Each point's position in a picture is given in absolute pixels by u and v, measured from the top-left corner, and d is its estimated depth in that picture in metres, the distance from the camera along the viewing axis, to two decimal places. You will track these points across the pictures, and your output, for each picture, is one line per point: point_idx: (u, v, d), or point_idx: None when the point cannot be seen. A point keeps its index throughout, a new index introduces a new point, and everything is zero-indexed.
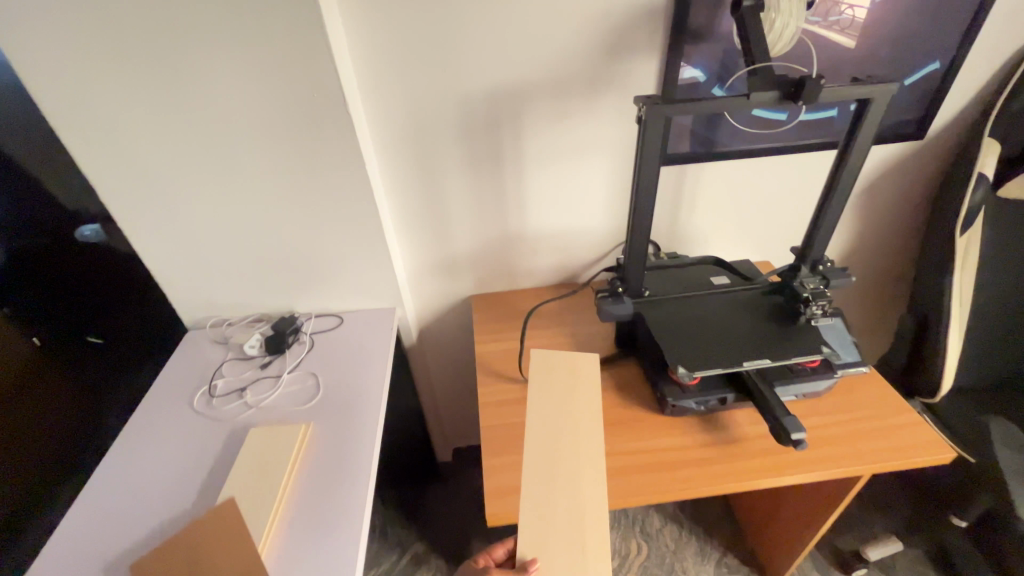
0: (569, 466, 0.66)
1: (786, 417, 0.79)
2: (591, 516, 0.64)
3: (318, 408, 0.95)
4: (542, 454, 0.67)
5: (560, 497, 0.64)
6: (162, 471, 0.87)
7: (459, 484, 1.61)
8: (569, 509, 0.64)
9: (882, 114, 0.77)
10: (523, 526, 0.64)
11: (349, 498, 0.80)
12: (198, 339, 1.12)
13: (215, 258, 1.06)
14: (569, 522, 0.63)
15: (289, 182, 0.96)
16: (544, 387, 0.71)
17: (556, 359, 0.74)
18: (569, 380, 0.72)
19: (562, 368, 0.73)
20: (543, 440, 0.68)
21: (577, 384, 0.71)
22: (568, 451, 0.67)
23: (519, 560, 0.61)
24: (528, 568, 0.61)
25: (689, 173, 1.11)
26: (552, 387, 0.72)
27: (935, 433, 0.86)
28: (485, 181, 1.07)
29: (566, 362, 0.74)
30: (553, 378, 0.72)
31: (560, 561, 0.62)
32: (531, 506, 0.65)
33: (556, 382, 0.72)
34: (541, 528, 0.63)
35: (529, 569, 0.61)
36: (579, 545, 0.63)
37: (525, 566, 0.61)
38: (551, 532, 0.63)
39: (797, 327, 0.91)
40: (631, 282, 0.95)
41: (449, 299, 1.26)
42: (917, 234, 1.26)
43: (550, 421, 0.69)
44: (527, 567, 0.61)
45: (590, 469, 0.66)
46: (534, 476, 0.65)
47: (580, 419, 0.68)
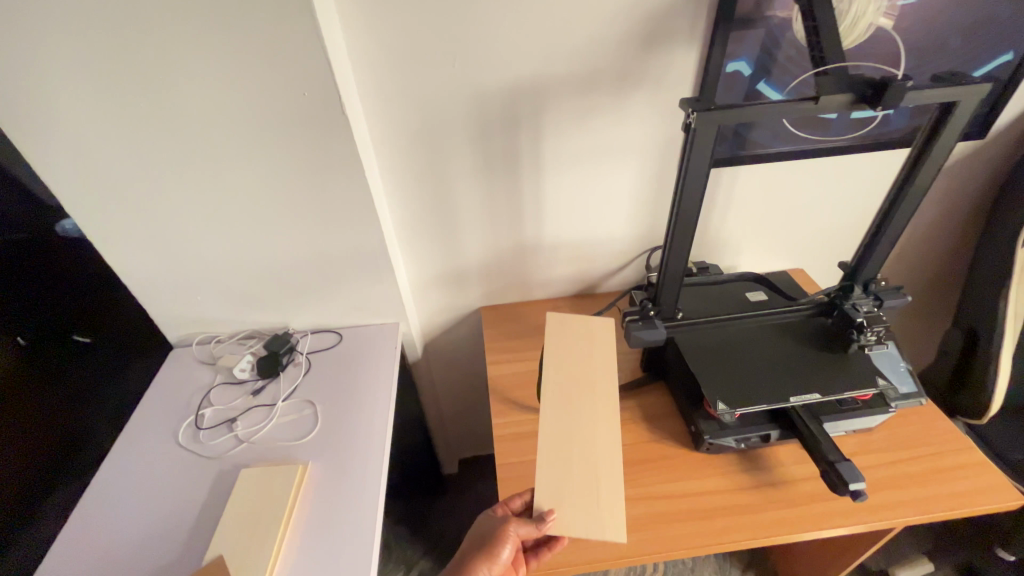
0: (585, 426, 0.72)
1: (841, 463, 0.70)
2: (604, 474, 0.68)
3: (317, 443, 0.86)
4: (560, 417, 0.72)
5: (574, 451, 0.70)
6: (144, 516, 0.78)
7: (465, 497, 1.54)
8: (584, 465, 0.69)
9: (968, 116, 0.67)
10: (542, 482, 0.68)
11: (354, 552, 0.72)
12: (183, 359, 1.03)
13: (201, 274, 0.96)
14: (584, 480, 0.68)
15: (280, 192, 0.86)
16: (560, 351, 0.78)
17: (572, 328, 0.81)
18: (585, 349, 0.78)
19: (579, 335, 0.80)
20: (560, 400, 0.74)
21: (591, 346, 0.79)
22: (583, 414, 0.73)
23: (537, 511, 0.66)
24: (544, 520, 0.65)
25: (723, 178, 1.00)
26: (568, 353, 0.78)
27: (1000, 476, 0.77)
28: (499, 188, 0.96)
29: (581, 328, 0.81)
30: (569, 337, 0.79)
31: (576, 514, 0.66)
32: (549, 465, 0.69)
33: (572, 350, 0.79)
34: (558, 484, 0.68)
35: (546, 520, 0.65)
36: (594, 500, 0.67)
37: (542, 516, 0.65)
38: (568, 489, 0.68)
39: (848, 356, 0.82)
40: (663, 303, 0.85)
41: (457, 312, 1.17)
42: (965, 241, 1.16)
43: (565, 375, 0.76)
44: (544, 518, 0.65)
45: (603, 428, 0.71)
46: (552, 437, 0.71)
47: (596, 376, 0.75)
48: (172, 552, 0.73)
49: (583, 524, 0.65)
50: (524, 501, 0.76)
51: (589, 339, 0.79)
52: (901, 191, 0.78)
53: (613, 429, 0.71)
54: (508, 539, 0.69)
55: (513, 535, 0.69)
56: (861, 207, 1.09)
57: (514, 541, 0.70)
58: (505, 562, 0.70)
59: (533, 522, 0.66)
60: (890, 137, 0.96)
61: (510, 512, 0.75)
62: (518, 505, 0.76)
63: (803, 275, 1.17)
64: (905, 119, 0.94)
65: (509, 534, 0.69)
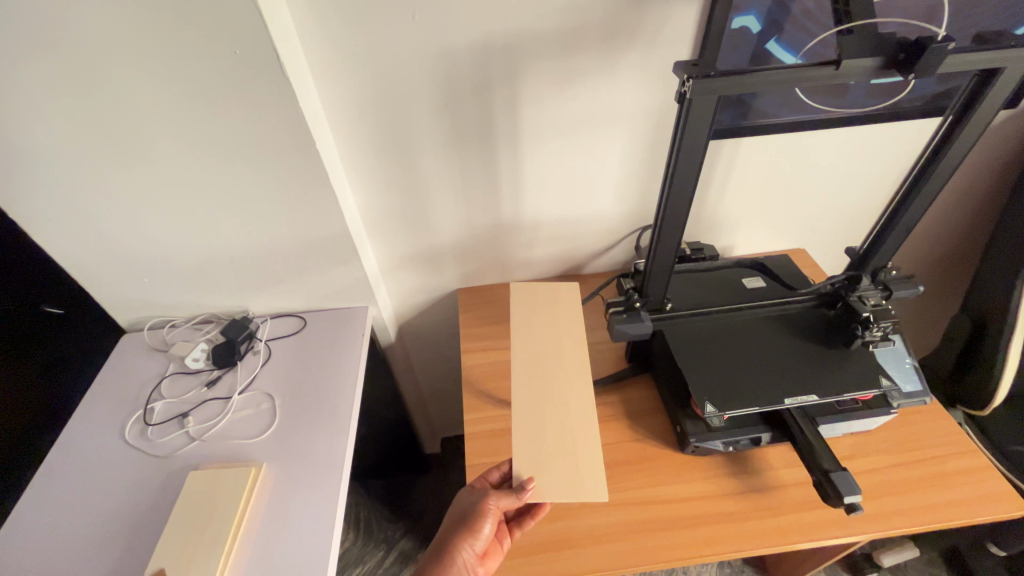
0: (557, 392, 0.66)
1: (838, 473, 0.64)
2: (582, 435, 0.63)
3: (274, 440, 0.80)
4: (532, 386, 0.66)
5: (550, 420, 0.64)
6: (82, 524, 0.71)
7: (447, 475, 1.51)
8: (560, 428, 0.63)
9: (1013, 82, 0.57)
10: (519, 450, 0.62)
11: (308, 563, 0.67)
12: (132, 346, 0.95)
13: (142, 257, 0.86)
14: (561, 445, 0.62)
15: (220, 168, 0.75)
16: (527, 322, 0.72)
17: (538, 298, 0.75)
18: (552, 316, 0.73)
19: (545, 303, 0.75)
20: (530, 370, 0.67)
21: (557, 316, 0.73)
22: (555, 383, 0.67)
23: (517, 481, 0.60)
24: (524, 488, 0.59)
25: (724, 151, 0.90)
26: (536, 322, 0.72)
27: (1002, 482, 0.72)
28: (473, 163, 0.87)
29: (548, 298, 0.75)
30: (534, 308, 0.74)
31: (557, 479, 0.60)
32: (524, 431, 0.63)
33: (538, 322, 0.72)
34: (535, 451, 0.62)
35: (526, 488, 0.59)
36: (573, 463, 0.61)
37: (521, 485, 0.59)
38: (546, 456, 0.61)
39: (850, 354, 0.75)
40: (651, 293, 0.77)
41: (432, 293, 1.09)
42: (979, 219, 1.08)
43: (533, 345, 0.70)
44: (525, 487, 0.59)
45: (575, 391, 0.66)
46: (524, 407, 0.65)
47: (566, 345, 0.70)
48: (114, 559, 0.68)
49: (564, 489, 0.59)
50: (501, 474, 0.72)
51: (555, 308, 0.74)
52: (924, 171, 0.69)
53: (586, 390, 0.66)
54: (489, 514, 0.64)
55: (493, 508, 0.64)
56: (872, 184, 0.99)
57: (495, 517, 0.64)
58: (488, 538, 0.65)
59: (512, 492, 0.61)
60: (914, 104, 0.86)
61: (488, 486, 0.71)
62: (496, 479, 0.72)
63: (805, 256, 1.09)
64: (930, 85, 0.83)
65: (488, 508, 0.64)
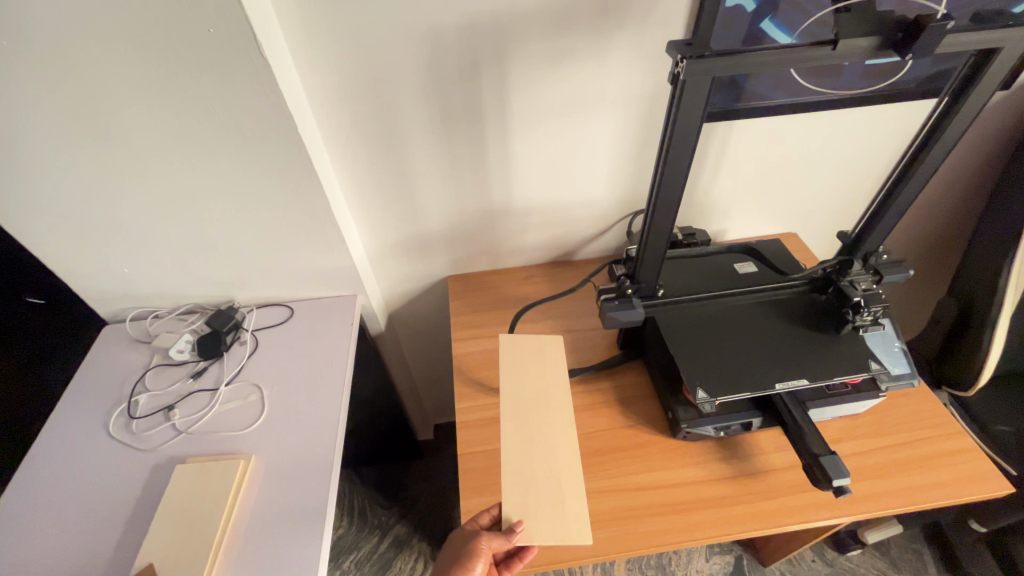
0: (542, 434, 0.66)
1: (826, 457, 0.64)
2: (567, 480, 0.63)
3: (263, 432, 0.79)
4: (518, 427, 0.66)
5: (537, 469, 0.64)
6: (66, 520, 0.70)
7: (440, 462, 1.51)
8: (546, 470, 0.64)
9: (1010, 63, 0.56)
10: (507, 489, 0.62)
11: (299, 556, 0.66)
12: (114, 337, 0.93)
13: (120, 247, 0.83)
14: (547, 486, 0.63)
15: (197, 154, 0.72)
16: (513, 369, 0.71)
17: (522, 344, 0.74)
18: (537, 363, 0.72)
19: (531, 351, 0.73)
20: (517, 411, 0.67)
21: (544, 366, 0.72)
22: (542, 430, 0.66)
23: (507, 523, 0.60)
24: (514, 531, 0.59)
25: (717, 134, 0.89)
26: (521, 367, 0.72)
27: (987, 462, 0.74)
28: (462, 147, 0.85)
29: (534, 346, 0.74)
30: (520, 355, 0.73)
31: (544, 523, 0.60)
32: (511, 474, 0.63)
33: (524, 371, 0.71)
34: (522, 491, 0.62)
35: (516, 531, 0.59)
36: (559, 507, 0.61)
37: (511, 528, 0.60)
38: (533, 496, 0.62)
39: (840, 338, 0.76)
40: (643, 280, 0.77)
41: (423, 281, 1.08)
42: (968, 202, 1.09)
43: (520, 392, 0.69)
44: (514, 530, 0.59)
45: (561, 432, 0.66)
46: (511, 450, 0.64)
47: (551, 393, 0.69)
48: (101, 555, 0.67)
49: (552, 533, 0.59)
50: (493, 516, 0.68)
51: (542, 357, 0.73)
52: (918, 153, 0.68)
53: (572, 436, 0.66)
54: (480, 557, 0.62)
55: (484, 551, 0.62)
56: (865, 167, 0.99)
57: (487, 556, 0.63)
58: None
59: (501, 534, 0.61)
60: (907, 86, 0.84)
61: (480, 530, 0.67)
62: (487, 522, 0.68)
63: (796, 240, 1.09)
64: (925, 67, 0.82)
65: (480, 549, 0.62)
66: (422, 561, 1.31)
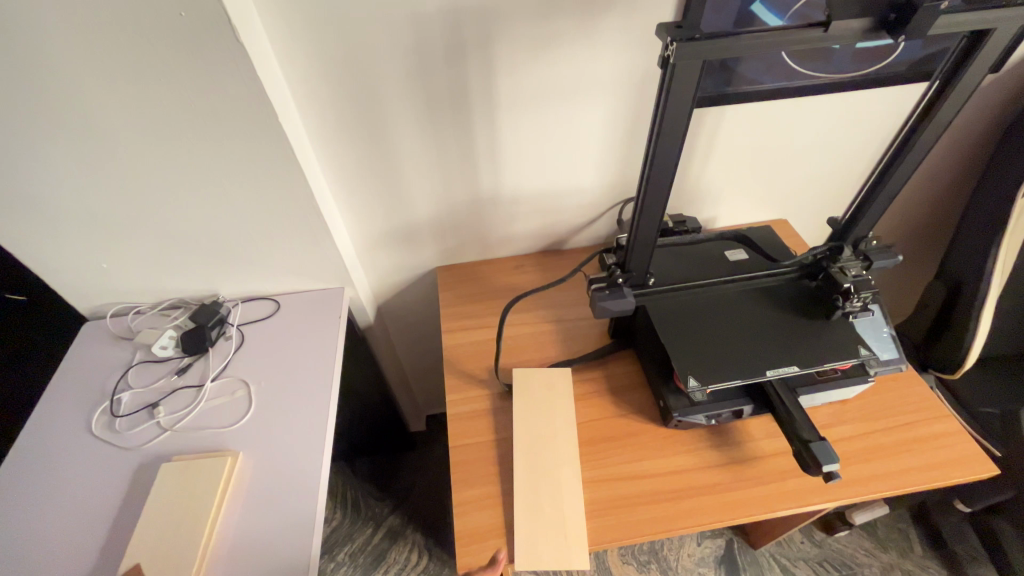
0: (550, 462, 0.74)
1: (816, 442, 0.64)
2: (571, 504, 0.70)
3: (250, 428, 0.78)
4: (529, 462, 0.74)
5: (544, 496, 0.71)
6: (49, 521, 0.69)
7: (433, 452, 1.51)
8: (552, 495, 0.71)
9: (1001, 45, 0.56)
10: (517, 511, 0.70)
11: (290, 552, 0.66)
12: (95, 334, 0.91)
13: (95, 241, 0.81)
14: (552, 507, 0.70)
15: (172, 145, 0.70)
16: (525, 403, 0.81)
17: (534, 378, 0.84)
18: (547, 397, 0.81)
19: (541, 386, 0.83)
20: (526, 438, 0.77)
21: (552, 398, 0.81)
22: (548, 459, 0.75)
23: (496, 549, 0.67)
24: (497, 560, 0.67)
25: (708, 119, 0.87)
26: (531, 399, 0.81)
27: (974, 444, 0.75)
28: (448, 135, 0.83)
29: (544, 380, 0.84)
30: (531, 389, 0.82)
31: (548, 544, 0.67)
32: (521, 495, 0.71)
33: (536, 403, 0.81)
34: (530, 512, 0.70)
35: (501, 559, 0.67)
36: (562, 529, 0.68)
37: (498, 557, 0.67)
38: (540, 519, 0.69)
39: (830, 324, 0.76)
40: (634, 269, 0.76)
41: (412, 272, 1.06)
42: (956, 186, 1.09)
43: (531, 424, 0.78)
44: (498, 559, 0.67)
45: (566, 463, 0.74)
46: (521, 477, 0.73)
47: (558, 426, 0.78)
48: (85, 557, 0.66)
49: (554, 553, 0.66)
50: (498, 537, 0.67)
51: (551, 391, 0.82)
52: (910, 137, 0.68)
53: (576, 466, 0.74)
54: None
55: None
56: (855, 151, 0.98)
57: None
58: None
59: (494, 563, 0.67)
60: (897, 69, 0.82)
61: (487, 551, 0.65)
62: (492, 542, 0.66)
63: (786, 226, 1.09)
64: (916, 50, 0.80)
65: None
66: (417, 551, 1.31)
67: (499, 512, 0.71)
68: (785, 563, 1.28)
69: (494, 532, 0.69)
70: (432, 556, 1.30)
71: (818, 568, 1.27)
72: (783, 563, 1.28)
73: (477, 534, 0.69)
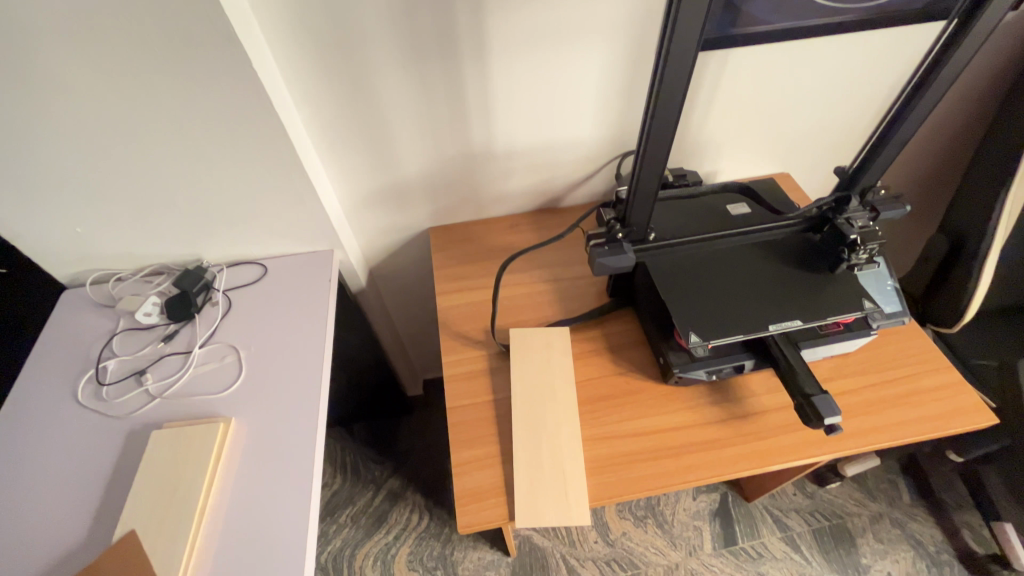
0: (549, 422, 0.73)
1: (818, 395, 0.63)
2: (570, 464, 0.70)
3: (242, 394, 0.76)
4: (527, 423, 0.73)
5: (544, 457, 0.70)
6: (39, 489, 0.68)
7: (430, 416, 1.51)
8: (552, 456, 0.70)
9: None
10: (517, 473, 0.69)
11: (288, 513, 0.65)
12: (75, 303, 0.87)
13: (67, 204, 0.76)
14: (552, 468, 0.69)
15: (139, 95, 0.65)
16: (522, 364, 0.79)
17: (532, 337, 0.82)
18: (545, 356, 0.80)
19: (538, 344, 0.81)
20: (525, 399, 0.76)
21: (550, 358, 0.80)
22: (547, 420, 0.74)
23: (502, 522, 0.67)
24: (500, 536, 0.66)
25: (711, 64, 0.83)
26: (528, 360, 0.80)
27: (975, 395, 0.74)
28: (436, 84, 0.78)
29: (541, 339, 0.82)
30: (528, 350, 0.81)
31: (549, 506, 0.67)
32: (520, 455, 0.71)
33: (534, 362, 0.79)
34: (530, 472, 0.69)
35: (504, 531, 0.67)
36: (562, 489, 0.68)
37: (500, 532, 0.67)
38: (540, 480, 0.68)
39: (834, 277, 0.74)
40: (634, 224, 0.73)
41: (403, 234, 1.03)
42: (962, 135, 1.06)
43: (530, 383, 0.77)
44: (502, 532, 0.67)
45: (565, 424, 0.73)
46: (521, 438, 0.72)
47: (557, 385, 0.77)
48: (79, 526, 0.65)
49: (556, 513, 0.66)
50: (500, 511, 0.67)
51: (548, 350, 0.81)
52: (926, 78, 0.64)
53: (575, 426, 0.73)
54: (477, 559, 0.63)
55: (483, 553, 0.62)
56: (863, 99, 0.94)
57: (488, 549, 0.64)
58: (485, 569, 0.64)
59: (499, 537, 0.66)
60: (913, 7, 0.77)
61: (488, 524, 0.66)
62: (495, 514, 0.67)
63: (788, 180, 1.06)
64: None
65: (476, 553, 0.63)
66: (418, 512, 1.33)
67: (499, 471, 0.71)
68: (777, 515, 1.31)
69: (494, 491, 0.69)
70: (433, 516, 1.32)
71: (809, 518, 1.31)
72: (776, 514, 1.31)
73: (477, 494, 0.69)
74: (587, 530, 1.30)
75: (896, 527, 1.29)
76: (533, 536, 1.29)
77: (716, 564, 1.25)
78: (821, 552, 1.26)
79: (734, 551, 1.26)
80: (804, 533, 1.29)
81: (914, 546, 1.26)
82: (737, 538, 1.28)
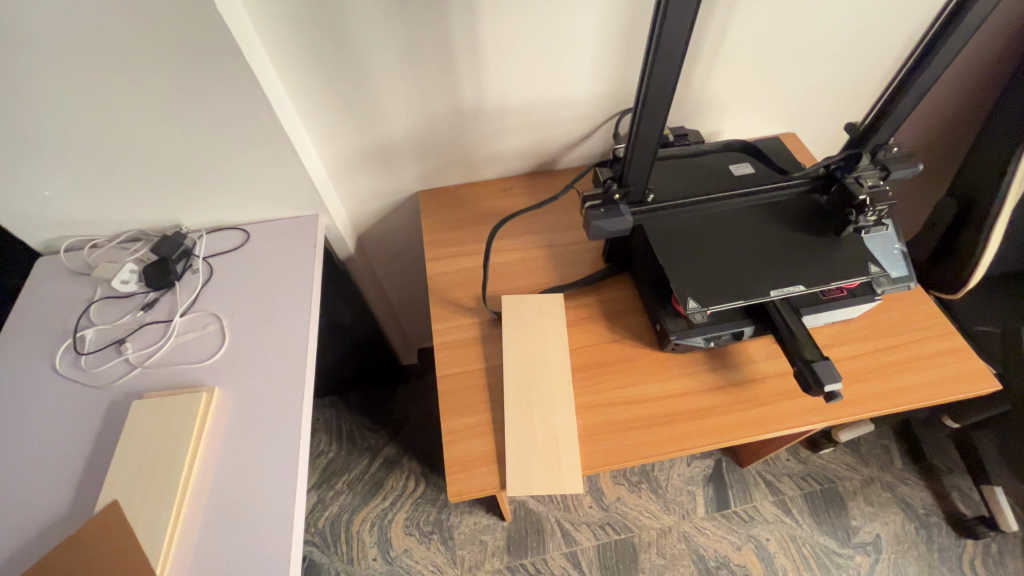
0: (543, 391, 0.71)
1: (820, 362, 0.61)
2: (564, 433, 0.68)
3: (226, 364, 0.74)
4: (520, 391, 0.72)
5: (537, 425, 0.69)
6: (19, 461, 0.66)
7: (426, 385, 1.50)
8: (546, 424, 0.69)
9: None
10: (509, 442, 0.68)
11: (275, 486, 0.64)
12: (50, 271, 0.84)
13: (31, 167, 0.72)
14: (544, 436, 0.68)
15: (93, 45, 0.59)
16: (516, 332, 0.77)
17: (524, 304, 0.80)
18: (538, 323, 0.77)
19: (532, 311, 0.79)
20: (518, 368, 0.73)
21: (544, 325, 0.77)
22: (540, 388, 0.72)
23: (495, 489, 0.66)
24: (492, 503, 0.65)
25: (717, 14, 0.77)
26: (521, 328, 0.77)
27: (978, 361, 0.73)
28: (422, 34, 0.72)
29: (534, 306, 0.79)
30: (520, 317, 0.78)
31: (541, 474, 0.65)
32: (513, 424, 0.69)
33: (527, 330, 0.77)
34: (522, 440, 0.68)
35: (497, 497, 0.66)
36: (555, 457, 0.66)
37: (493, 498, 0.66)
38: (533, 448, 0.67)
39: (840, 241, 0.70)
40: (632, 184, 0.69)
41: (392, 198, 0.99)
42: (979, 91, 1.01)
43: (523, 352, 0.75)
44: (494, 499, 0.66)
45: (559, 392, 0.71)
46: (513, 407, 0.70)
47: (551, 353, 0.75)
48: (60, 498, 0.63)
49: (548, 479, 0.65)
50: (492, 479, 0.66)
51: (542, 317, 0.78)
52: (951, 22, 0.59)
53: (569, 394, 0.71)
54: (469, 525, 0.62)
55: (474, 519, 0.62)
56: (877, 54, 0.89)
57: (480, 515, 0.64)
58: None
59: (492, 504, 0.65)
60: None
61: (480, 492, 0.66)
62: (487, 483, 0.66)
63: (794, 141, 1.02)
64: None
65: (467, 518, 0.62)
66: (414, 479, 1.34)
67: (490, 439, 0.69)
68: (770, 479, 1.32)
69: (484, 459, 0.68)
70: (429, 483, 1.33)
71: (801, 482, 1.32)
72: (768, 479, 1.33)
73: (467, 462, 0.68)
74: (581, 495, 1.31)
75: (886, 490, 1.30)
76: (528, 502, 1.30)
77: (708, 527, 1.26)
78: (812, 514, 1.27)
79: (726, 514, 1.28)
80: (795, 496, 1.30)
81: (903, 509, 1.28)
82: (730, 502, 1.29)
